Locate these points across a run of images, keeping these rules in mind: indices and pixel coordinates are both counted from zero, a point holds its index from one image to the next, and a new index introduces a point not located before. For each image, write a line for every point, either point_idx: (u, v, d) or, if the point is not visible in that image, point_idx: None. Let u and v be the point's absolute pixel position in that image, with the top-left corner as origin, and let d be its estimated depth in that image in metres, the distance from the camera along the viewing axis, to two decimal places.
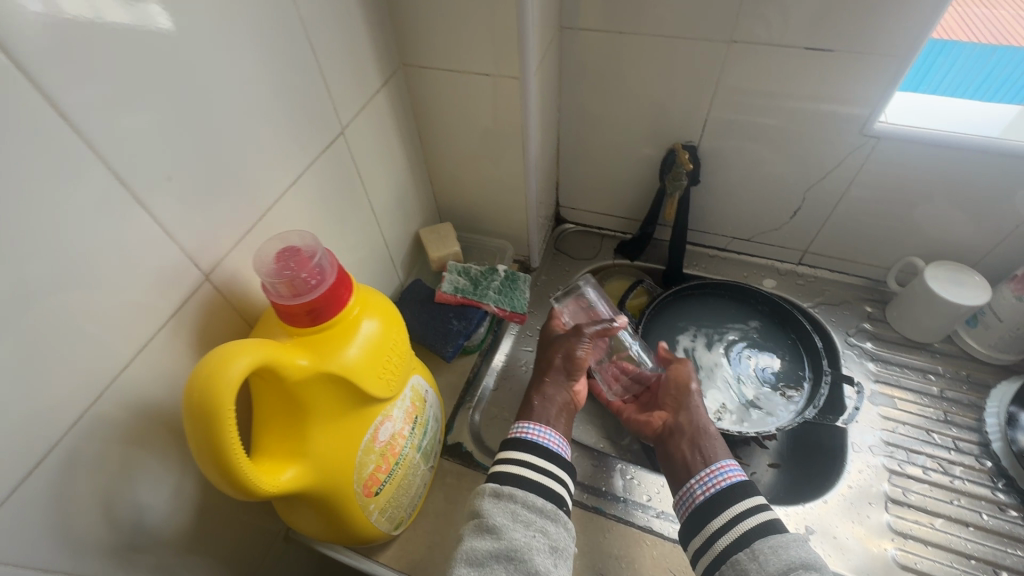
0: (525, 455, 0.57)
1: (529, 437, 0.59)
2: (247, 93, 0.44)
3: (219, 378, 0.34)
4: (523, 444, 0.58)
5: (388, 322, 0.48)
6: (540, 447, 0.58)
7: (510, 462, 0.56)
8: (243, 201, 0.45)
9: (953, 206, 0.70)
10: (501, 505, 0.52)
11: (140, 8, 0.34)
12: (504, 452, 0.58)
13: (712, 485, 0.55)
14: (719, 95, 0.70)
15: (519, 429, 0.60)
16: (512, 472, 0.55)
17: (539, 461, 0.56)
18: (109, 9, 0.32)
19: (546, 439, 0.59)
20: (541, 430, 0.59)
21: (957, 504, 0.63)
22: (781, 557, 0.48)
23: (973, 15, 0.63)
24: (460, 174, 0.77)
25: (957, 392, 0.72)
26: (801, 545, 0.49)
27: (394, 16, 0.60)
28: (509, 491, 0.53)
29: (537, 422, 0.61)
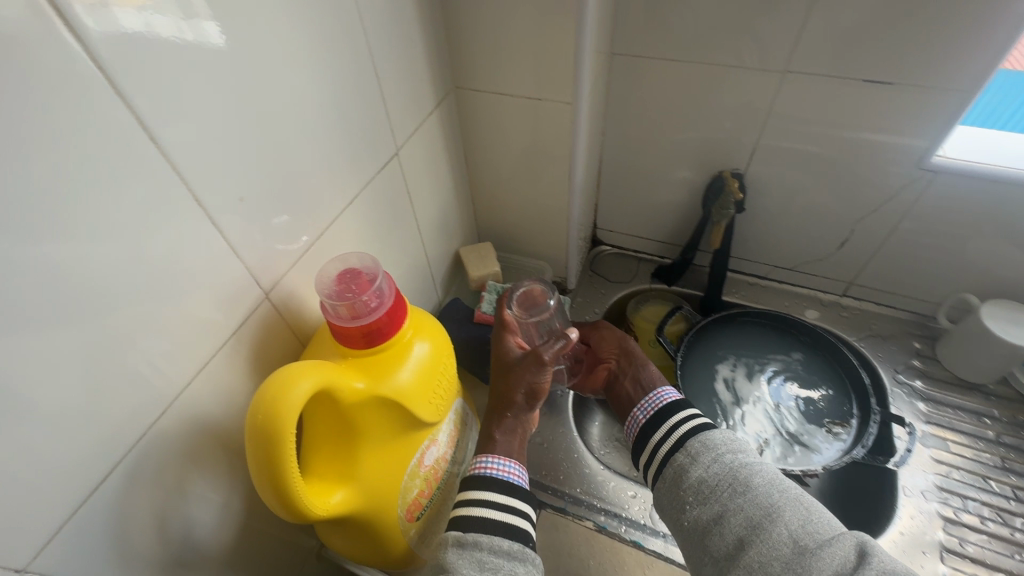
0: (485, 494, 0.51)
1: (489, 472, 0.53)
2: (314, 115, 0.44)
3: (283, 400, 0.34)
4: (483, 480, 0.52)
5: (439, 346, 0.48)
6: (504, 482, 0.53)
7: (472, 504, 0.51)
8: (303, 221, 0.46)
9: (1014, 243, 0.67)
10: (466, 556, 0.47)
11: (193, 23, 0.32)
12: (464, 492, 0.52)
13: (653, 407, 0.60)
14: (769, 124, 0.69)
15: (477, 465, 0.54)
16: (472, 514, 0.50)
17: (502, 497, 0.51)
18: (161, 24, 0.30)
19: (510, 472, 0.54)
20: (502, 463, 0.54)
21: (1018, 558, 0.60)
22: (711, 449, 0.53)
23: None
24: (502, 195, 0.77)
25: (1014, 438, 0.69)
26: (728, 437, 0.54)
27: (450, 40, 0.61)
28: (473, 538, 0.48)
29: (496, 454, 0.56)
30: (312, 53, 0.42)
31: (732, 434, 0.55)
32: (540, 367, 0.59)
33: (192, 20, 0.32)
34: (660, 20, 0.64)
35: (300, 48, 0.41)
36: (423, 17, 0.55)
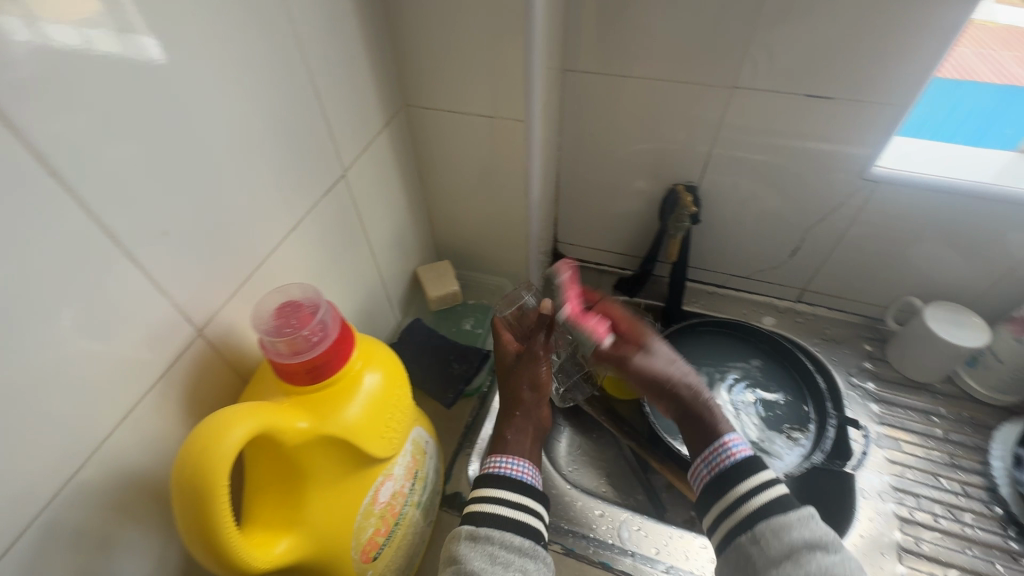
0: (499, 492, 0.50)
1: (503, 472, 0.51)
2: (249, 139, 0.42)
3: (215, 450, 0.32)
4: (495, 479, 0.51)
5: (392, 375, 0.46)
6: (517, 481, 0.51)
7: (486, 500, 0.49)
8: (240, 250, 0.43)
9: (951, 248, 0.71)
10: (479, 548, 0.46)
11: (131, 39, 0.31)
12: (477, 489, 0.51)
13: (716, 466, 0.48)
14: (720, 137, 0.70)
15: (491, 463, 0.53)
16: (486, 511, 0.48)
17: (515, 496, 0.50)
18: (100, 38, 0.29)
19: (521, 472, 0.52)
20: (514, 463, 0.52)
21: (970, 553, 0.62)
22: (784, 541, 0.42)
23: (965, 60, 0.63)
24: (459, 212, 0.76)
25: (961, 434, 0.72)
26: (805, 524, 0.43)
27: (397, 57, 0.59)
28: (485, 532, 0.47)
29: (508, 455, 0.54)
30: (243, 74, 0.40)
31: (814, 527, 0.43)
32: (535, 360, 0.60)
33: (130, 36, 0.31)
34: (609, 37, 0.65)
35: (229, 70, 0.39)
36: (367, 35, 0.54)
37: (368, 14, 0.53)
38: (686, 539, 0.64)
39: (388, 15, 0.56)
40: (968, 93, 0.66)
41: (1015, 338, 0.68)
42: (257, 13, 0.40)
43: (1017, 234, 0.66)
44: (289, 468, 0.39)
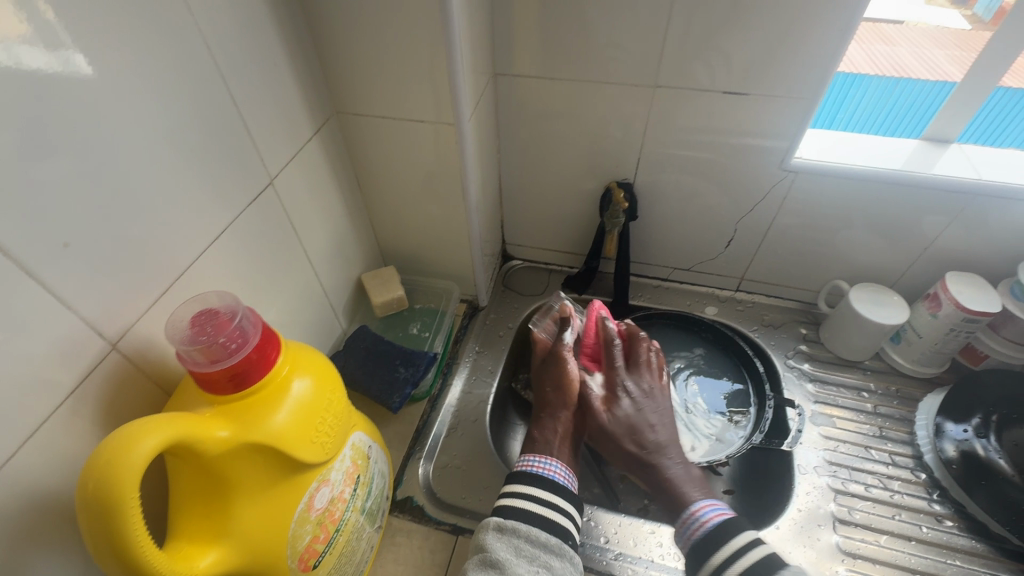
0: (530, 488, 0.55)
1: (535, 470, 0.57)
2: (159, 149, 0.42)
3: (123, 461, 0.31)
4: (527, 476, 0.56)
5: (322, 380, 0.46)
6: (546, 480, 0.56)
7: (517, 496, 0.55)
8: (156, 262, 0.43)
9: (868, 232, 0.75)
10: (505, 540, 0.52)
11: (60, 54, 0.34)
12: (510, 485, 0.57)
13: (691, 536, 0.54)
14: (648, 136, 0.73)
15: (525, 462, 0.59)
16: (518, 506, 0.54)
17: (544, 493, 0.55)
18: (29, 55, 0.32)
19: (551, 471, 0.57)
20: (546, 462, 0.58)
21: (899, 519, 0.66)
22: None
23: (876, 53, 0.67)
24: (401, 218, 0.76)
25: (889, 407, 0.76)
26: None
27: (323, 66, 0.60)
28: (513, 525, 0.52)
29: (541, 455, 0.59)
30: (149, 84, 0.40)
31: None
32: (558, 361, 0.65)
33: (58, 51, 0.33)
34: (535, 42, 0.67)
35: (132, 80, 0.39)
36: (288, 43, 0.54)
37: (288, 22, 0.53)
38: (634, 526, 0.65)
39: (310, 23, 0.56)
40: (907, 90, 0.68)
41: (931, 313, 0.73)
42: (160, 23, 0.40)
43: (927, 216, 0.70)
44: (212, 477, 0.39)
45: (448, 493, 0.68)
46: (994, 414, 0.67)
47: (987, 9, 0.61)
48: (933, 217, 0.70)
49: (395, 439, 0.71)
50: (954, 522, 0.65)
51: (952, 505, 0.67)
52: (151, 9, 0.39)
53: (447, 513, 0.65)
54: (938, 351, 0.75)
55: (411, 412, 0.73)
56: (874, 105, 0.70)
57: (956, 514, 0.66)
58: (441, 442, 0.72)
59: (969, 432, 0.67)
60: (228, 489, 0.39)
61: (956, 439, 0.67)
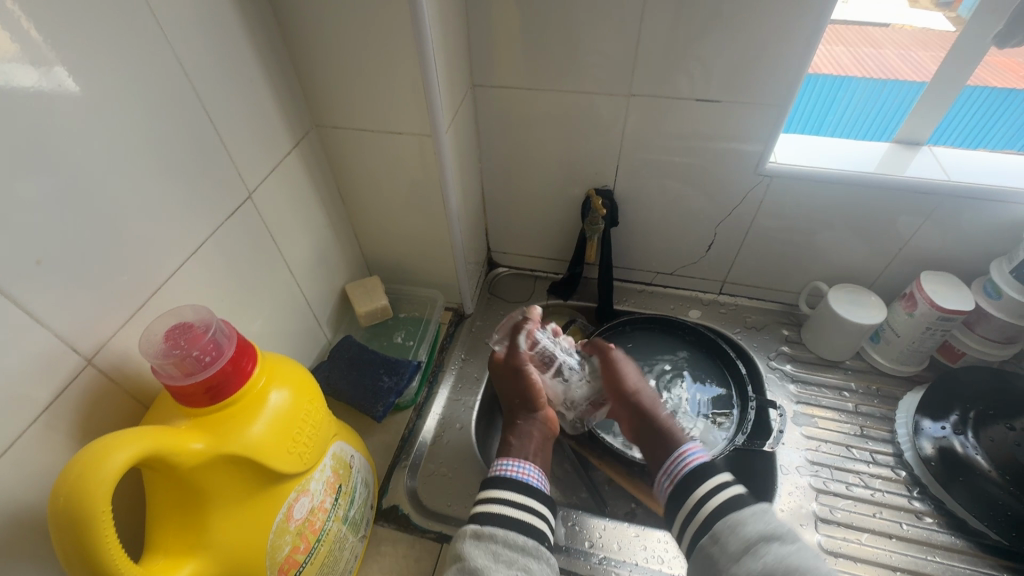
0: (504, 492, 0.56)
1: (507, 474, 0.58)
2: (134, 166, 0.43)
3: (95, 476, 0.32)
4: (501, 481, 0.57)
5: (300, 391, 0.46)
6: (519, 483, 0.57)
7: (492, 502, 0.56)
8: (132, 278, 0.44)
9: (844, 234, 0.76)
10: (483, 546, 0.52)
11: (49, 72, 0.36)
12: (484, 491, 0.57)
13: (676, 475, 0.58)
14: (625, 143, 0.74)
15: (497, 467, 0.59)
16: (492, 511, 0.54)
17: (519, 497, 0.56)
18: (19, 75, 0.34)
19: (525, 475, 0.58)
20: (520, 466, 0.59)
21: (880, 517, 0.67)
22: (739, 536, 0.49)
23: (864, 55, 0.67)
24: (384, 229, 0.77)
25: (869, 406, 0.77)
26: (759, 517, 0.50)
27: (301, 80, 0.61)
28: (490, 531, 0.53)
29: (514, 458, 0.60)
30: (123, 103, 0.41)
31: (768, 519, 0.50)
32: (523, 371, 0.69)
33: (44, 68, 0.35)
34: (512, 54, 0.68)
35: (104, 100, 0.39)
36: (264, 59, 0.55)
37: (264, 39, 0.55)
38: (618, 529, 0.66)
39: (286, 40, 0.57)
40: (893, 92, 0.68)
41: (907, 312, 0.74)
42: (133, 43, 0.41)
43: (901, 217, 0.72)
44: (188, 490, 0.39)
45: (433, 501, 0.68)
46: (971, 411, 0.68)
47: (967, 10, 0.61)
48: (908, 218, 0.72)
49: (380, 448, 0.71)
50: (933, 518, 0.66)
51: (931, 502, 0.67)
52: (123, 29, 0.40)
53: (432, 521, 0.65)
54: (916, 349, 0.76)
55: (396, 421, 0.74)
56: (862, 106, 0.71)
57: (936, 510, 0.67)
58: (426, 450, 0.72)
59: (947, 429, 0.68)
60: (205, 501, 0.40)
61: (933, 436, 0.69)
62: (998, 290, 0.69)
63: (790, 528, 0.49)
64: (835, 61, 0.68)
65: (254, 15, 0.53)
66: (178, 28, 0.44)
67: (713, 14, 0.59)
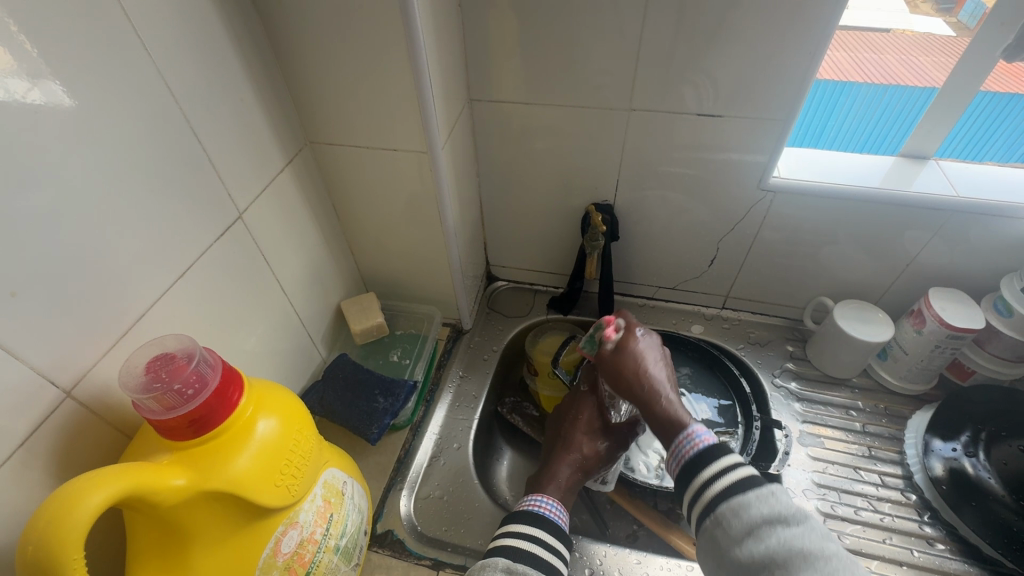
0: (535, 530, 0.57)
1: (539, 511, 0.59)
2: (118, 190, 0.42)
3: (68, 518, 0.31)
4: (531, 518, 0.58)
5: (289, 419, 0.44)
6: (548, 522, 0.58)
7: (522, 538, 0.56)
8: (117, 306, 0.43)
9: (850, 248, 0.75)
10: None
11: (42, 87, 0.35)
12: (511, 526, 0.58)
13: (683, 457, 0.53)
14: (625, 158, 0.73)
15: (529, 502, 0.61)
16: (522, 548, 0.55)
17: (549, 538, 0.57)
18: (15, 86, 0.34)
19: (553, 514, 0.59)
20: (549, 503, 0.60)
21: (890, 543, 0.65)
22: (742, 519, 0.47)
23: (864, 60, 0.66)
24: (381, 246, 0.76)
25: (878, 426, 0.75)
26: (765, 501, 0.47)
27: (295, 97, 0.60)
28: (523, 567, 0.53)
29: (546, 495, 0.62)
30: (107, 124, 0.40)
31: (774, 502, 0.47)
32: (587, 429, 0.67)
33: (39, 81, 0.35)
34: (509, 69, 0.67)
35: (90, 121, 0.39)
36: (255, 76, 0.54)
37: (254, 55, 0.54)
38: (619, 556, 0.64)
39: (278, 56, 0.56)
40: (896, 97, 0.66)
41: (915, 329, 0.72)
42: (116, 64, 0.40)
43: (908, 232, 0.70)
44: (171, 525, 0.38)
45: (430, 526, 0.66)
46: (983, 431, 0.66)
47: (970, 15, 0.60)
48: (915, 233, 0.70)
49: (375, 472, 0.69)
50: (946, 545, 0.64)
51: (943, 528, 0.65)
52: (108, 47, 0.39)
53: (428, 547, 0.64)
54: (924, 367, 0.74)
55: (392, 441, 0.72)
56: (865, 108, 0.69)
57: (948, 536, 0.65)
58: (423, 471, 0.71)
59: (958, 451, 0.66)
60: (188, 537, 0.39)
61: (944, 456, 0.67)
62: (1009, 308, 0.68)
63: (799, 509, 0.46)
64: (838, 67, 0.66)
65: (244, 32, 0.52)
66: (164, 45, 0.43)
67: (713, 27, 0.58)
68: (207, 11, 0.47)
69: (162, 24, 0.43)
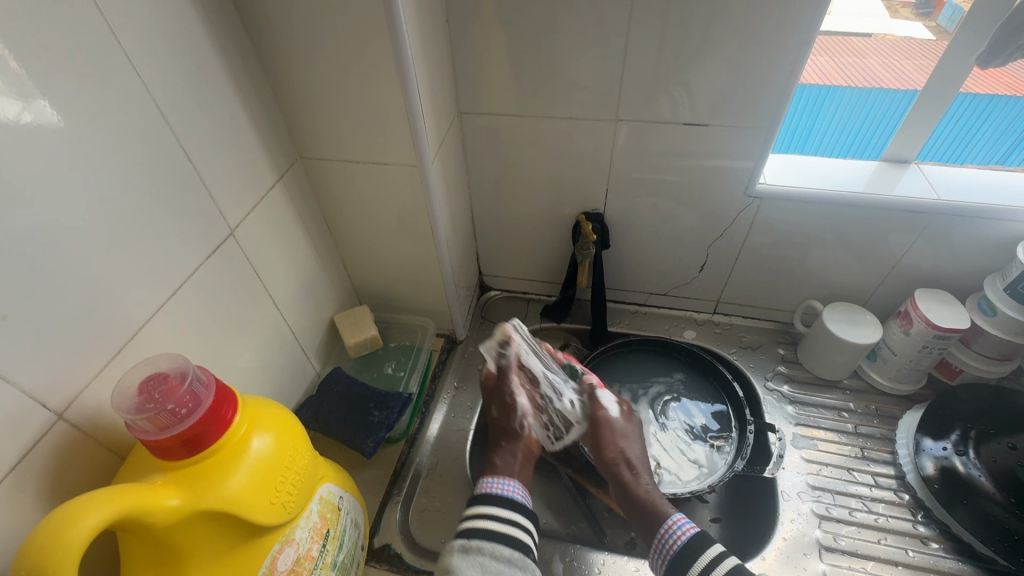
0: (492, 510, 0.57)
1: (496, 491, 0.59)
2: (107, 209, 0.42)
3: (63, 540, 0.31)
4: (491, 498, 0.58)
5: (283, 436, 0.44)
6: (505, 499, 0.59)
7: (480, 516, 0.57)
8: (108, 326, 0.43)
9: (837, 252, 0.76)
10: (471, 559, 0.53)
11: (33, 106, 0.36)
12: (474, 506, 0.58)
13: (667, 551, 0.58)
14: (614, 168, 0.74)
15: (487, 484, 0.61)
16: (479, 525, 0.56)
17: (505, 511, 0.58)
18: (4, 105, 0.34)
19: (510, 491, 0.60)
20: (507, 483, 0.60)
21: (885, 543, 0.65)
22: None
23: (847, 63, 0.67)
24: (374, 258, 0.76)
25: (869, 427, 0.76)
26: None
27: (285, 113, 0.60)
28: (478, 545, 0.54)
29: (500, 475, 0.62)
30: (97, 143, 0.40)
31: None
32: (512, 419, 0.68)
33: (27, 100, 0.35)
34: (497, 82, 0.68)
35: (79, 140, 0.39)
36: (244, 93, 0.54)
37: (243, 73, 0.54)
38: (619, 564, 0.64)
39: (268, 73, 0.57)
40: (880, 100, 0.67)
41: (903, 330, 0.73)
42: (105, 85, 0.40)
43: (893, 234, 0.71)
44: (166, 545, 0.38)
45: (429, 538, 0.66)
46: (972, 430, 0.67)
47: (948, 19, 0.61)
48: (900, 236, 0.71)
49: (372, 485, 0.69)
50: (939, 543, 0.65)
51: (936, 527, 0.66)
52: (98, 67, 0.39)
53: (426, 560, 0.63)
54: (913, 367, 0.75)
55: (388, 454, 0.72)
56: (848, 112, 0.70)
57: (941, 535, 0.65)
58: (420, 483, 0.71)
59: (949, 449, 0.67)
60: (182, 556, 0.39)
61: (935, 455, 0.68)
62: (993, 307, 0.69)
63: None
64: (821, 71, 0.67)
65: (233, 51, 0.52)
66: (153, 63, 0.44)
67: (697, 38, 0.59)
68: (195, 29, 0.47)
69: (151, 44, 0.43)
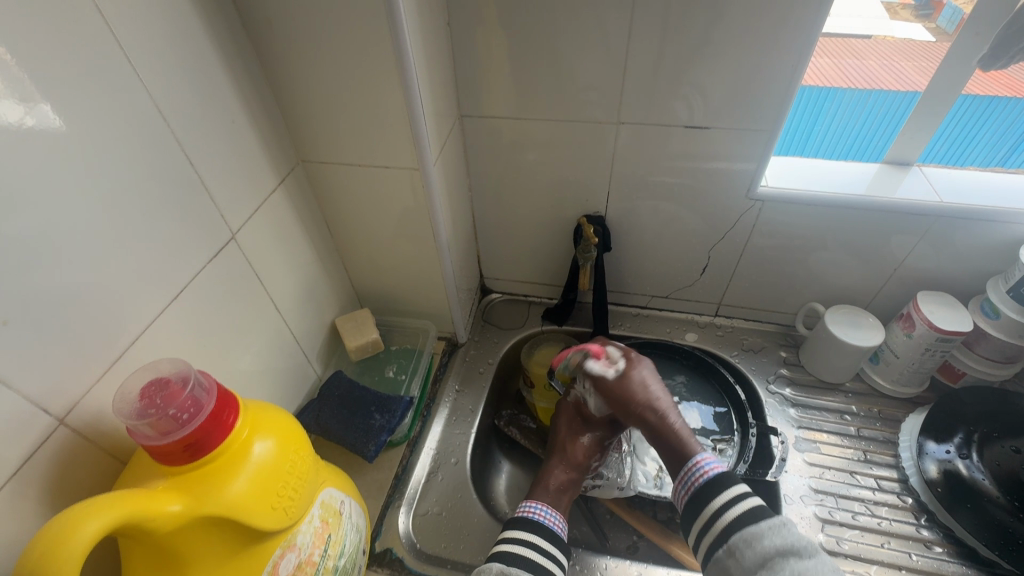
0: (530, 535, 0.59)
1: (535, 517, 0.61)
2: (109, 214, 0.42)
3: (64, 547, 0.31)
4: (528, 524, 0.60)
5: (285, 440, 0.44)
6: (546, 529, 0.60)
7: (517, 543, 0.58)
8: (107, 332, 0.42)
9: (839, 255, 0.76)
10: None
11: (36, 109, 0.36)
12: (509, 532, 0.60)
13: (692, 484, 0.58)
14: (616, 170, 0.74)
15: (524, 509, 0.62)
16: (517, 552, 0.57)
17: (545, 543, 0.58)
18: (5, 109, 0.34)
19: (548, 520, 0.61)
20: (545, 510, 0.62)
21: (889, 547, 0.65)
22: (755, 549, 0.50)
23: (848, 66, 0.67)
24: (375, 261, 0.76)
25: (872, 430, 0.76)
26: (775, 532, 0.50)
27: (286, 116, 0.60)
28: (516, 570, 0.54)
29: (541, 503, 0.63)
30: (98, 148, 0.40)
31: (785, 533, 0.50)
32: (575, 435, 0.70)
33: (30, 104, 0.35)
34: (499, 84, 0.68)
35: (82, 144, 0.39)
36: (244, 96, 0.54)
37: (244, 77, 0.54)
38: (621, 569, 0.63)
39: (270, 77, 0.57)
40: (879, 101, 0.67)
41: (905, 333, 0.73)
42: (105, 91, 0.40)
43: (895, 237, 0.71)
44: (169, 548, 0.38)
45: (431, 543, 0.66)
46: (975, 432, 0.67)
47: (949, 21, 0.61)
48: (902, 238, 0.71)
49: (373, 489, 0.69)
50: (943, 547, 0.65)
51: (940, 530, 0.66)
52: (99, 70, 0.39)
53: (427, 565, 0.63)
54: (917, 370, 0.75)
55: (389, 458, 0.72)
56: (851, 114, 0.69)
57: (945, 539, 0.65)
58: (421, 487, 0.70)
59: (952, 452, 0.67)
60: (183, 561, 0.39)
61: (938, 458, 0.68)
62: (996, 309, 0.69)
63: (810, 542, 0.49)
64: (822, 73, 0.67)
65: (234, 55, 0.52)
66: (154, 65, 0.44)
67: (699, 41, 0.59)
68: (197, 33, 0.47)
69: (152, 49, 0.43)
